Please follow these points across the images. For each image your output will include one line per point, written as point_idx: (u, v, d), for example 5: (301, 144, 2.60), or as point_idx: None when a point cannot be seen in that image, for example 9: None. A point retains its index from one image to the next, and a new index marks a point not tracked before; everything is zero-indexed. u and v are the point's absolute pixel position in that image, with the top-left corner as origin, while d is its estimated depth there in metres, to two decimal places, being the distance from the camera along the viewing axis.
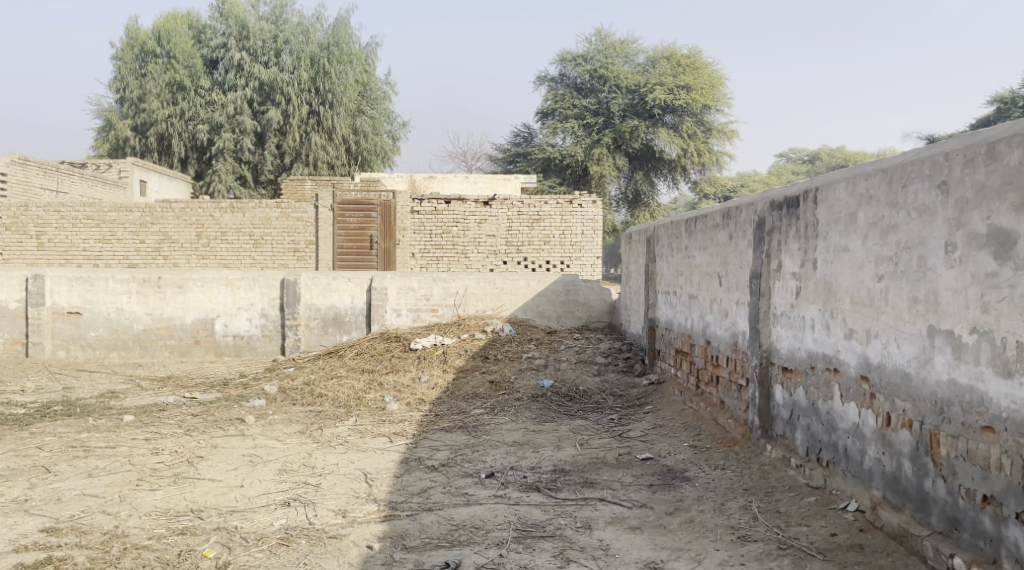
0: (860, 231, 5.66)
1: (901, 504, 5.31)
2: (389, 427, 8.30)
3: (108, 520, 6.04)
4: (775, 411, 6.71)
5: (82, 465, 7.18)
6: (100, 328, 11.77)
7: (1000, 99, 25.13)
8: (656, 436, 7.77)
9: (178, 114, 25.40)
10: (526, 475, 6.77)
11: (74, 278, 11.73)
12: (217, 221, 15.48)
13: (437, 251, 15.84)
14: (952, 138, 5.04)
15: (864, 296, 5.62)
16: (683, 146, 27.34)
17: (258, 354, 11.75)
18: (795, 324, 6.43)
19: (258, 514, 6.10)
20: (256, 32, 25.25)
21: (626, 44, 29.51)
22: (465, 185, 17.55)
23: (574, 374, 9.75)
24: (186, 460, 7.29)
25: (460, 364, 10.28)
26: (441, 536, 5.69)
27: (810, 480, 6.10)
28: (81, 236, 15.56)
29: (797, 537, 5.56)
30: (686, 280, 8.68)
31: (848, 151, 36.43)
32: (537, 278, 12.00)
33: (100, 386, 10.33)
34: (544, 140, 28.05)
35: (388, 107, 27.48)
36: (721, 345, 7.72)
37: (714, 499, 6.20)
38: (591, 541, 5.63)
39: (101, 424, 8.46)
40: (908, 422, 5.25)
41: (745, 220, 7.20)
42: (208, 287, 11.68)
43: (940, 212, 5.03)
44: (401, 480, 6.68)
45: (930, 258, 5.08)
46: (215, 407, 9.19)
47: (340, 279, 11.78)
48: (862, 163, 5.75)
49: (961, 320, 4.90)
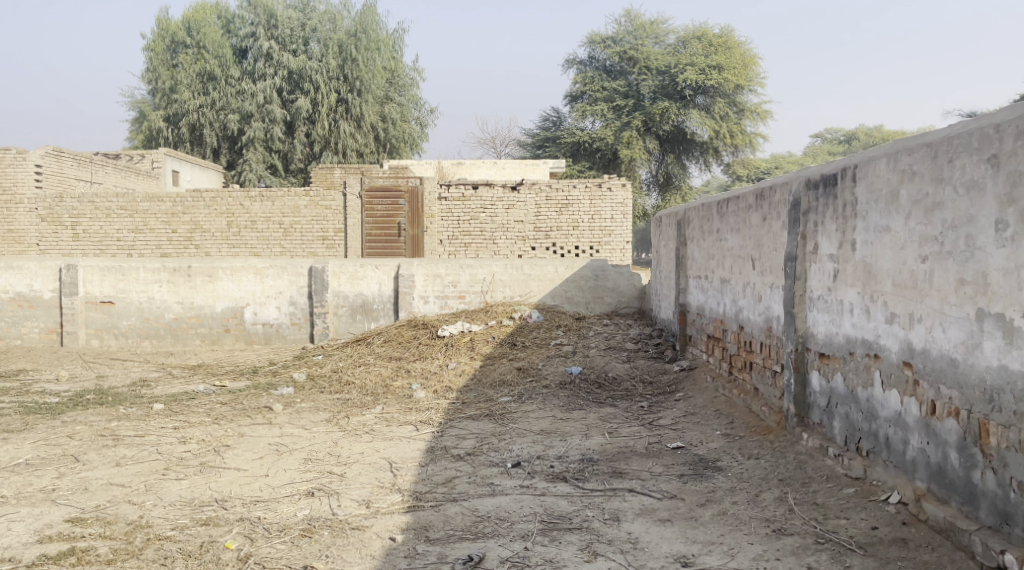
0: (903, 210, 5.43)
1: (947, 496, 5.11)
2: (415, 415, 8.17)
3: (133, 510, 5.96)
4: (812, 398, 6.51)
5: (110, 454, 7.12)
6: (133, 317, 11.74)
7: None
8: (687, 425, 7.58)
9: (209, 104, 25.39)
10: (553, 464, 6.62)
11: (106, 268, 11.71)
12: (247, 210, 15.46)
13: (464, 237, 15.68)
14: (1003, 109, 4.81)
15: (906, 279, 5.40)
16: (715, 128, 26.98)
17: (288, 342, 11.67)
18: (832, 309, 6.22)
19: (282, 504, 6.00)
20: (284, 21, 25.15)
21: (656, 25, 29.11)
22: (493, 171, 17.35)
23: (603, 360, 9.57)
24: (212, 449, 7.21)
25: (488, 351, 10.14)
26: (465, 527, 5.55)
27: (848, 470, 5.89)
28: (114, 226, 15.56)
29: (836, 531, 5.37)
30: (718, 263, 8.46)
31: (886, 131, 35.63)
32: (565, 263, 11.81)
33: (133, 375, 10.30)
34: (573, 124, 27.89)
35: (417, 94, 27.41)
36: (754, 330, 7.51)
37: (748, 490, 6.02)
38: (619, 533, 5.47)
39: (132, 413, 8.40)
40: (954, 410, 5.04)
41: (780, 200, 6.98)
42: (237, 275, 11.61)
43: (990, 188, 4.81)
44: (426, 470, 6.55)
45: (980, 237, 4.87)
46: (244, 395, 9.12)
47: (367, 266, 11.65)
48: (904, 138, 5.52)
49: (1012, 303, 4.68)
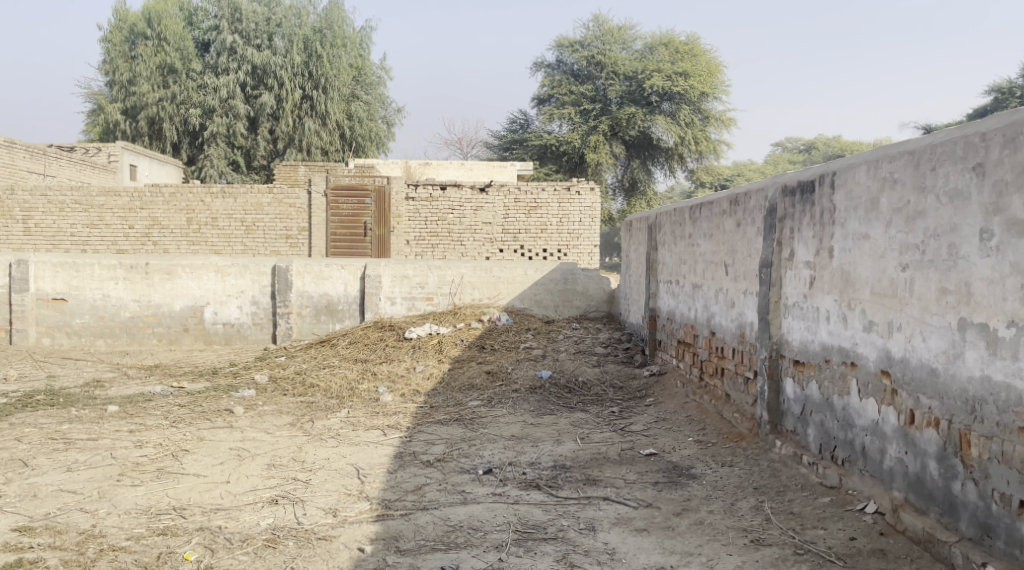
0: (882, 217, 5.36)
1: (925, 507, 5.04)
2: (383, 420, 7.99)
3: (85, 519, 5.72)
4: (786, 405, 6.43)
5: (62, 458, 6.86)
6: (87, 315, 11.42)
7: (996, 88, 24.27)
8: (659, 430, 7.47)
9: (169, 98, 24.89)
10: (525, 471, 6.47)
11: (59, 264, 11.35)
12: (207, 207, 15.16)
13: (432, 238, 15.49)
14: (988, 117, 4.75)
15: (886, 287, 5.33)
16: (681, 134, 26.95)
17: (249, 342, 11.43)
18: (808, 316, 6.13)
19: (244, 512, 5.79)
20: (248, 14, 24.82)
21: (623, 30, 29.05)
22: (461, 173, 17.16)
23: (573, 364, 9.43)
24: (170, 453, 6.98)
25: (457, 354, 9.97)
26: (437, 537, 5.39)
27: (823, 479, 5.82)
28: (68, 220, 15.16)
29: (814, 541, 5.27)
30: (690, 269, 8.37)
31: (846, 141, 35.95)
32: (535, 266, 11.69)
33: (86, 375, 10.01)
34: (540, 127, 27.79)
35: (383, 93, 27.16)
36: (726, 336, 7.42)
37: (723, 499, 5.91)
38: (596, 543, 5.34)
39: (85, 415, 8.12)
40: (934, 420, 4.97)
41: (755, 206, 6.89)
42: (197, 273, 11.34)
43: (973, 198, 4.75)
44: (395, 476, 6.38)
45: (963, 246, 4.80)
46: (203, 397, 8.88)
47: (332, 266, 11.43)
48: (885, 145, 5.45)
49: (997, 313, 4.61)
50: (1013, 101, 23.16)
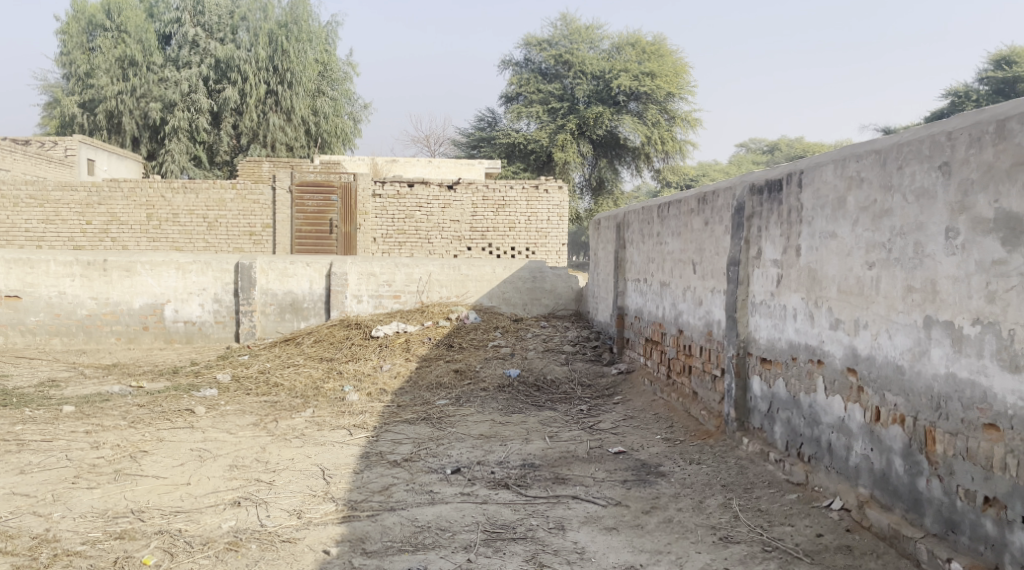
0: (849, 216, 5.37)
1: (890, 503, 5.05)
2: (349, 419, 7.90)
3: (39, 522, 5.60)
4: (753, 403, 6.44)
5: (15, 460, 6.72)
6: (41, 313, 11.21)
7: (953, 92, 24.58)
8: (627, 428, 7.46)
9: (129, 91, 24.52)
10: (493, 470, 6.42)
11: (13, 260, 11.12)
12: (168, 203, 14.96)
13: (399, 235, 15.37)
14: (954, 117, 4.77)
15: (853, 285, 5.34)
16: (647, 134, 27.04)
17: (211, 341, 11.29)
18: (775, 314, 6.14)
19: (205, 515, 5.70)
20: (211, 7, 24.70)
21: (591, 29, 29.04)
22: (428, 170, 17.07)
23: (541, 363, 9.40)
24: (128, 455, 6.86)
25: (424, 353, 9.90)
26: (404, 538, 5.33)
27: (790, 476, 5.83)
28: (22, 216, 14.89)
29: (782, 538, 5.27)
30: (658, 267, 8.36)
31: (808, 143, 36.31)
32: (503, 264, 11.65)
33: (40, 374, 9.83)
34: (508, 125, 27.71)
35: (349, 88, 27.00)
36: (694, 334, 7.41)
37: (691, 496, 5.90)
38: (565, 543, 5.30)
39: (40, 415, 7.97)
40: (900, 417, 4.98)
41: (723, 205, 6.90)
42: (157, 270, 11.18)
43: (939, 196, 4.76)
44: (361, 477, 6.30)
45: (929, 244, 4.81)
46: (163, 397, 8.74)
47: (297, 263, 11.31)
48: (852, 144, 5.46)
49: (963, 310, 4.63)
50: (970, 105, 23.51)
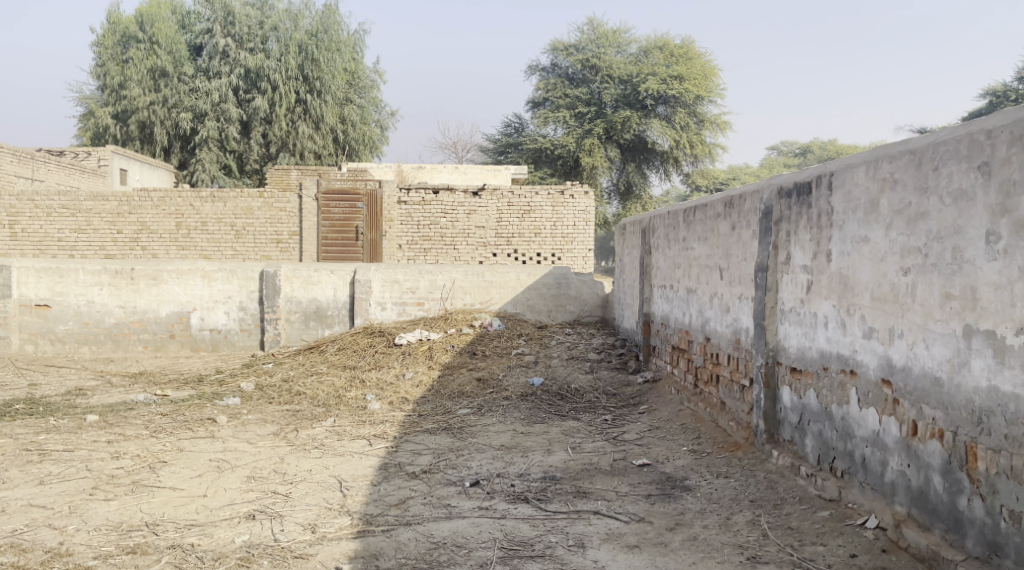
0: (883, 220, 5.16)
1: (929, 523, 4.83)
2: (369, 429, 7.77)
3: (52, 536, 5.51)
4: (783, 414, 6.22)
5: (34, 471, 6.64)
6: (70, 321, 11.20)
7: (991, 91, 24.12)
8: (652, 439, 7.26)
9: (160, 101, 24.64)
10: (514, 483, 6.25)
11: (43, 269, 11.13)
12: (196, 211, 14.95)
13: (424, 242, 15.28)
14: (993, 114, 4.56)
15: (887, 292, 5.12)
16: (675, 137, 26.77)
17: (236, 348, 11.21)
18: (805, 322, 5.93)
19: (219, 529, 5.57)
20: (241, 18, 24.53)
21: (618, 33, 28.79)
22: (454, 176, 16.97)
23: (565, 371, 9.22)
24: (147, 466, 6.75)
25: (447, 360, 9.74)
26: (418, 556, 5.17)
27: (822, 491, 5.62)
28: (55, 225, 14.92)
29: (813, 559, 5.06)
30: (684, 273, 8.16)
31: (841, 144, 35.88)
32: (528, 270, 11.51)
33: (68, 383, 9.77)
34: (536, 130, 27.53)
35: (377, 96, 26.99)
36: (721, 342, 7.21)
37: (718, 512, 5.70)
38: (584, 561, 5.13)
39: (63, 425, 7.91)
40: (939, 431, 4.76)
41: (750, 209, 6.69)
42: (183, 278, 11.12)
43: (979, 198, 4.55)
44: (378, 489, 6.16)
45: (968, 249, 4.60)
46: (186, 406, 8.65)
47: (322, 271, 11.22)
48: (885, 144, 5.25)
49: (1005, 320, 4.41)
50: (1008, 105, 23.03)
